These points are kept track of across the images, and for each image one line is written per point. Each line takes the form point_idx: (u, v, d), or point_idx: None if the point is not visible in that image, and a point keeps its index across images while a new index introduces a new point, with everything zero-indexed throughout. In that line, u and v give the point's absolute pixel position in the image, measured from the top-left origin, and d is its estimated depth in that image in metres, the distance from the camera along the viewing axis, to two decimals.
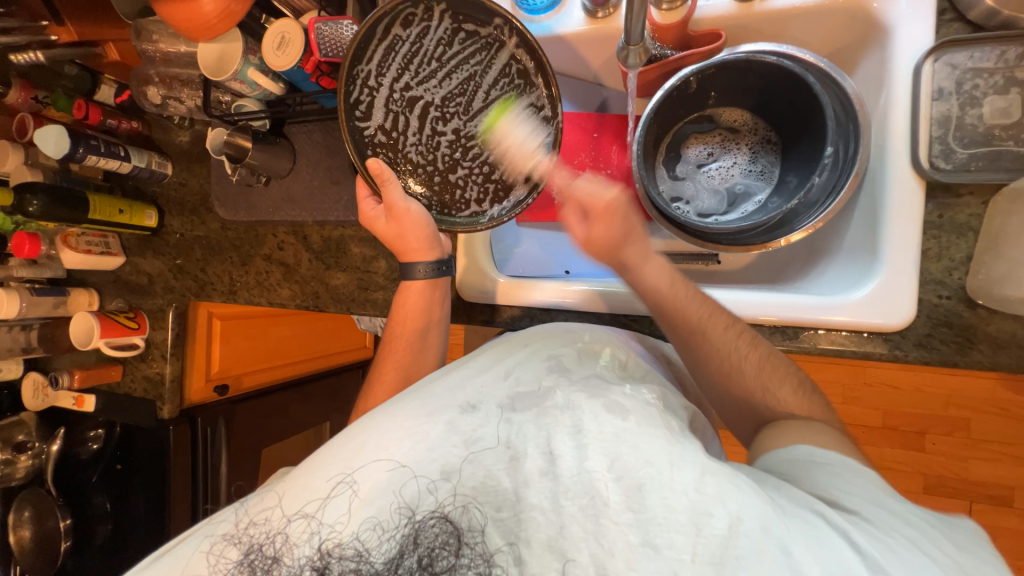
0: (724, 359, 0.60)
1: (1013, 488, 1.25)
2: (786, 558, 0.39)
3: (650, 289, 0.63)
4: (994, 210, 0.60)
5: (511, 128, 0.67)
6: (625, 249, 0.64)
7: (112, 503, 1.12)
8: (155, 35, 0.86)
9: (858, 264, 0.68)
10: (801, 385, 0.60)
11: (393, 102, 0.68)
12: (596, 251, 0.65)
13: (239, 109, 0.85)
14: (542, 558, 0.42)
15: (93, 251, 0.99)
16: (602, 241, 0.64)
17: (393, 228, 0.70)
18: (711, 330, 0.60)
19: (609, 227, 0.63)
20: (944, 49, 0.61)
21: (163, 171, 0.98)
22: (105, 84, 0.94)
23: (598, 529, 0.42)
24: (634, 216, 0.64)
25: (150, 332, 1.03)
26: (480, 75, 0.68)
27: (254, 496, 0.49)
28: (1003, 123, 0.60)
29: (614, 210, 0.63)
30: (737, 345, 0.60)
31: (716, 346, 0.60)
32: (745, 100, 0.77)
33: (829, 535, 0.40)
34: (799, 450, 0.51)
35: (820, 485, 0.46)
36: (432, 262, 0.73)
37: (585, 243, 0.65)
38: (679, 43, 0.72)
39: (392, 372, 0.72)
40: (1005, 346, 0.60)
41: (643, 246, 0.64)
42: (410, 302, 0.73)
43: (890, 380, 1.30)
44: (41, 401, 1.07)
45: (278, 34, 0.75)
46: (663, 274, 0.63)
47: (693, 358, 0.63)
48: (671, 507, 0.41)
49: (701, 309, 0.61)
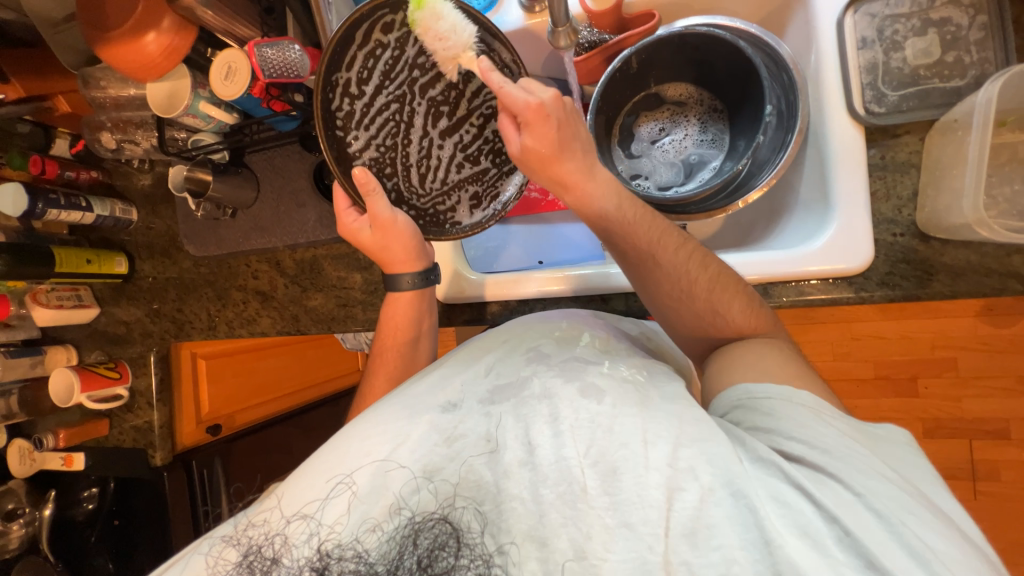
0: (680, 298, 0.58)
1: (1007, 419, 1.28)
2: (753, 517, 0.39)
3: (598, 215, 0.57)
4: (930, 144, 0.62)
5: (434, 18, 0.58)
6: (563, 162, 0.55)
7: (114, 563, 1.10)
8: (103, 82, 0.86)
9: (813, 216, 0.70)
10: (752, 300, 0.58)
11: (378, 112, 0.66)
12: (533, 164, 0.56)
13: (196, 143, 0.86)
14: (524, 549, 0.42)
15: (66, 305, 0.97)
16: (539, 148, 0.55)
17: (377, 241, 0.71)
18: (661, 255, 0.57)
19: (543, 134, 0.54)
20: (862, 1, 0.64)
21: (128, 217, 0.98)
22: (60, 138, 0.95)
23: (575, 514, 0.42)
24: (575, 121, 0.55)
25: (134, 379, 1.01)
26: (463, 83, 0.67)
27: (254, 502, 0.49)
28: (926, 63, 0.63)
29: (551, 110, 0.53)
30: (694, 271, 0.58)
31: (667, 272, 0.57)
32: (686, 73, 0.79)
33: (793, 498, 0.40)
34: (738, 390, 0.50)
35: (763, 433, 0.45)
36: (417, 272, 0.74)
37: (520, 156, 0.56)
38: (616, 26, 0.73)
39: (382, 382, 0.74)
40: (961, 274, 0.62)
41: (587, 160, 0.57)
42: (400, 313, 0.75)
43: (875, 331, 1.32)
44: (28, 468, 1.04)
45: (224, 65, 0.76)
46: (611, 196, 0.57)
47: (646, 290, 0.60)
48: (644, 484, 0.41)
49: (651, 231, 0.57)
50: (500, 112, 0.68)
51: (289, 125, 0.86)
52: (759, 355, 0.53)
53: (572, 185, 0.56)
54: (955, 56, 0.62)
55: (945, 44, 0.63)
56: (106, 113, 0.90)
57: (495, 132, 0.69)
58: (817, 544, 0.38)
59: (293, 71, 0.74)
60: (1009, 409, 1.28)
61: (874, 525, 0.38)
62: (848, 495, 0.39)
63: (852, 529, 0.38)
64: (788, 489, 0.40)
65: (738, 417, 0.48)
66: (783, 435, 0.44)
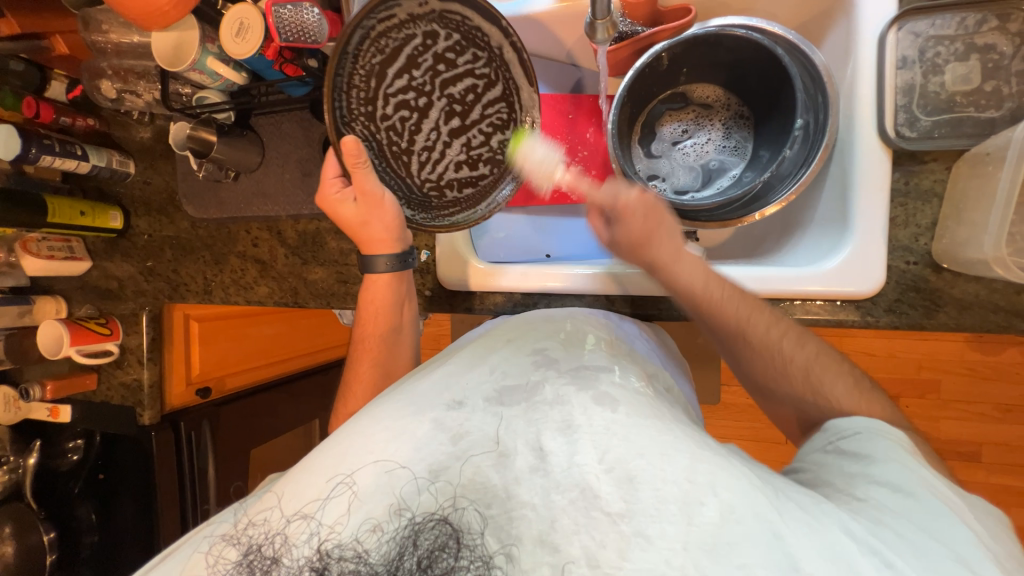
0: (768, 359, 0.59)
1: (982, 444, 1.32)
2: (777, 541, 0.40)
3: (684, 290, 0.60)
4: (957, 174, 0.62)
5: (530, 152, 0.67)
6: (650, 249, 0.61)
7: (98, 514, 1.10)
8: (105, 26, 0.83)
9: (828, 238, 0.70)
10: (860, 380, 0.59)
11: (395, 94, 0.69)
12: (624, 253, 0.63)
13: (200, 100, 0.82)
14: (534, 554, 0.40)
15: (57, 256, 0.95)
16: (631, 237, 0.61)
17: (360, 216, 0.69)
18: (750, 330, 0.59)
19: (634, 227, 0.61)
20: (907, 18, 0.62)
21: (125, 170, 0.95)
22: (56, 80, 0.90)
23: (590, 522, 0.41)
24: (663, 215, 0.61)
25: (124, 337, 1.00)
26: (481, 89, 0.69)
27: (255, 500, 0.49)
28: (964, 90, 0.62)
29: (636, 207, 0.61)
30: (783, 346, 0.59)
31: (762, 347, 0.59)
32: (717, 76, 0.77)
33: (835, 515, 0.43)
34: (842, 428, 0.55)
35: (846, 479, 0.50)
36: (394, 255, 0.72)
37: (609, 246, 0.64)
38: (649, 19, 0.71)
39: (369, 368, 0.73)
40: (969, 307, 0.62)
41: (672, 245, 0.61)
42: (378, 296, 0.73)
43: (866, 348, 1.34)
44: (13, 415, 1.03)
45: (236, 21, 0.72)
46: (698, 273, 0.60)
47: (741, 358, 0.62)
48: (663, 498, 0.41)
49: (740, 308, 0.59)
50: (509, 126, 0.69)
51: (300, 91, 0.81)
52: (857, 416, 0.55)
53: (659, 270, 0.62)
54: (994, 85, 0.61)
55: (986, 72, 0.61)
56: (107, 59, 0.86)
57: (501, 142, 0.70)
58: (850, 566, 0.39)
59: (309, 36, 0.68)
60: (988, 434, 1.32)
61: (941, 562, 0.40)
62: (910, 533, 0.42)
63: (892, 558, 0.40)
64: (849, 521, 0.43)
65: (825, 462, 0.53)
66: (866, 478, 0.48)
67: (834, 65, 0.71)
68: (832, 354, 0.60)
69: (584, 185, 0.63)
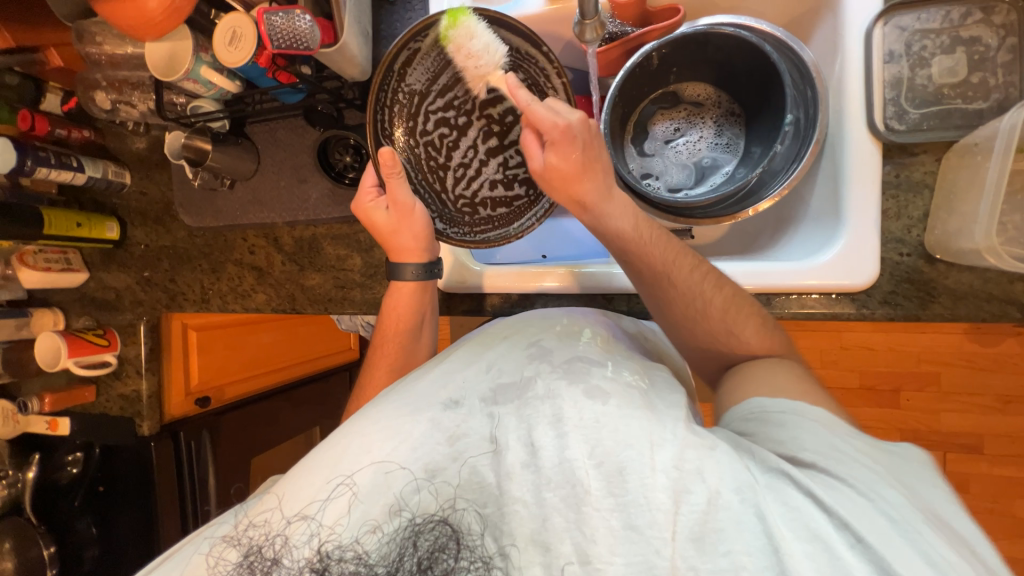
0: (688, 302, 0.59)
1: (983, 435, 1.32)
2: (763, 525, 0.40)
3: (615, 231, 0.59)
4: (947, 165, 0.62)
5: (467, 36, 0.62)
6: (585, 181, 0.58)
7: (98, 527, 1.10)
8: (98, 38, 0.83)
9: (822, 230, 0.70)
10: (766, 321, 0.60)
11: (436, 111, 0.68)
12: (554, 183, 0.59)
13: (194, 110, 0.82)
14: (527, 552, 0.43)
15: (53, 267, 0.95)
16: (563, 166, 0.57)
17: (391, 224, 0.70)
18: (676, 272, 0.58)
19: (570, 155, 0.57)
20: (893, 12, 0.63)
21: (121, 180, 0.95)
22: (51, 93, 0.90)
23: (580, 517, 0.42)
24: (598, 146, 0.59)
25: (122, 347, 1.00)
26: (520, 112, 0.69)
27: (254, 499, 0.48)
28: (951, 83, 0.62)
29: (578, 133, 0.56)
30: (701, 288, 0.59)
31: (682, 290, 0.58)
32: (706, 74, 0.77)
33: (786, 488, 0.41)
34: (753, 404, 0.52)
35: (779, 441, 0.47)
36: (422, 264, 0.72)
37: (540, 173, 0.59)
38: (639, 20, 0.72)
39: (381, 373, 0.73)
40: (963, 298, 0.62)
41: (605, 184, 0.59)
42: (401, 303, 0.73)
43: (865, 343, 1.34)
44: (12, 429, 1.03)
45: (228, 30, 0.72)
46: (628, 215, 0.59)
47: (658, 304, 0.61)
48: (650, 486, 0.42)
49: (667, 249, 0.59)
50: None
51: (295, 98, 0.81)
52: (772, 373, 0.55)
53: (590, 206, 0.59)
54: (980, 77, 0.62)
55: (972, 64, 0.62)
56: (102, 71, 0.87)
57: None
58: (828, 547, 0.39)
59: (301, 44, 0.68)
60: (989, 426, 1.31)
61: (890, 530, 0.39)
62: (861, 500, 0.40)
63: (859, 531, 0.39)
64: (800, 496, 0.41)
65: (749, 429, 0.50)
66: (796, 444, 0.46)
67: (824, 61, 0.71)
68: (780, 331, 0.61)
69: (523, 94, 0.56)
